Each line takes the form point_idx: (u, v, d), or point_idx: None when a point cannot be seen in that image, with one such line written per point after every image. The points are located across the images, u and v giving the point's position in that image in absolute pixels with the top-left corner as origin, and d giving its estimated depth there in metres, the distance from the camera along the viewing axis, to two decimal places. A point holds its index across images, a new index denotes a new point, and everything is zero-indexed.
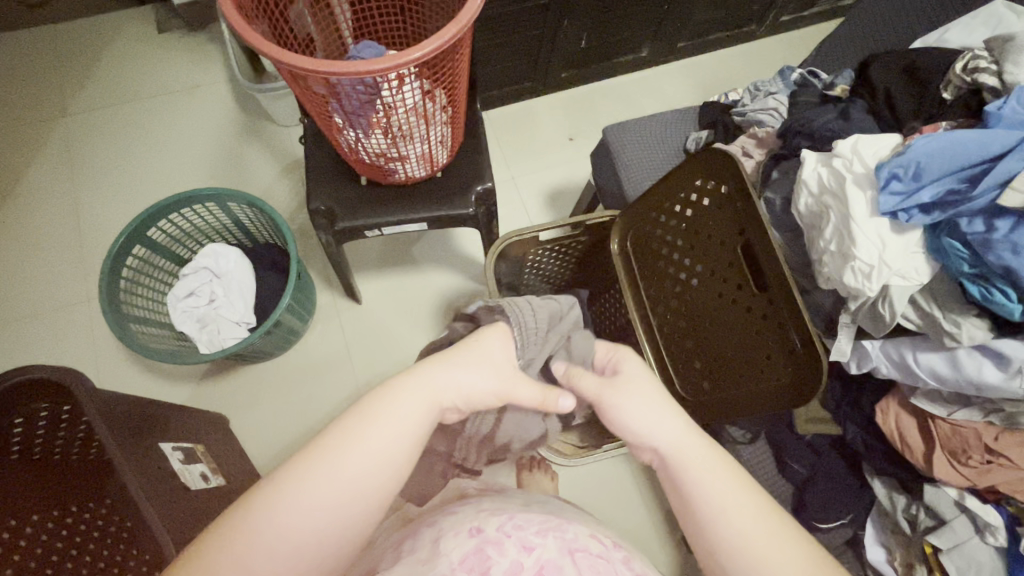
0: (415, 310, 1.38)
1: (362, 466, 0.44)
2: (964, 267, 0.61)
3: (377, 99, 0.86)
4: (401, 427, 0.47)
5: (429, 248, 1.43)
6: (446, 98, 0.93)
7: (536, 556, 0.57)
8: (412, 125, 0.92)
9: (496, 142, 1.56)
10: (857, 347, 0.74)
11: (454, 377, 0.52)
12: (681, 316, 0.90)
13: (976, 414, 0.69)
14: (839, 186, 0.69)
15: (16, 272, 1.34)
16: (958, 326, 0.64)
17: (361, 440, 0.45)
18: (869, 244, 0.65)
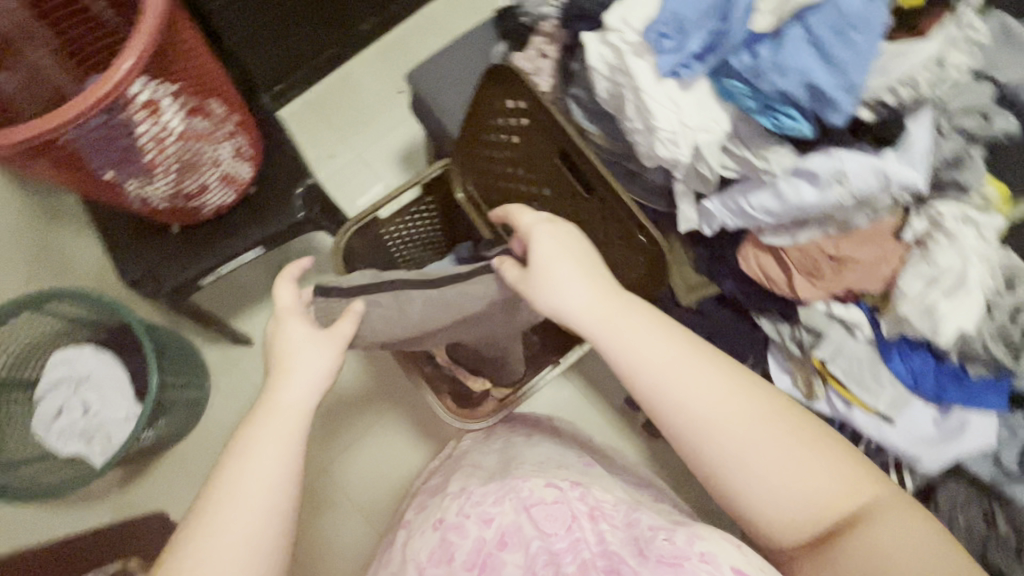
0: None
1: (274, 456, 0.54)
2: (749, 103, 0.60)
3: (129, 141, 0.75)
4: (275, 448, 0.55)
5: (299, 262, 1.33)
6: (209, 106, 0.83)
7: (495, 525, 0.57)
8: (188, 149, 0.82)
9: (326, 123, 1.44)
10: (701, 209, 0.75)
11: (296, 400, 0.58)
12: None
13: (817, 232, 0.71)
14: (622, 61, 0.65)
15: None
16: (769, 162, 0.64)
17: (268, 428, 0.56)
18: (663, 113, 0.63)
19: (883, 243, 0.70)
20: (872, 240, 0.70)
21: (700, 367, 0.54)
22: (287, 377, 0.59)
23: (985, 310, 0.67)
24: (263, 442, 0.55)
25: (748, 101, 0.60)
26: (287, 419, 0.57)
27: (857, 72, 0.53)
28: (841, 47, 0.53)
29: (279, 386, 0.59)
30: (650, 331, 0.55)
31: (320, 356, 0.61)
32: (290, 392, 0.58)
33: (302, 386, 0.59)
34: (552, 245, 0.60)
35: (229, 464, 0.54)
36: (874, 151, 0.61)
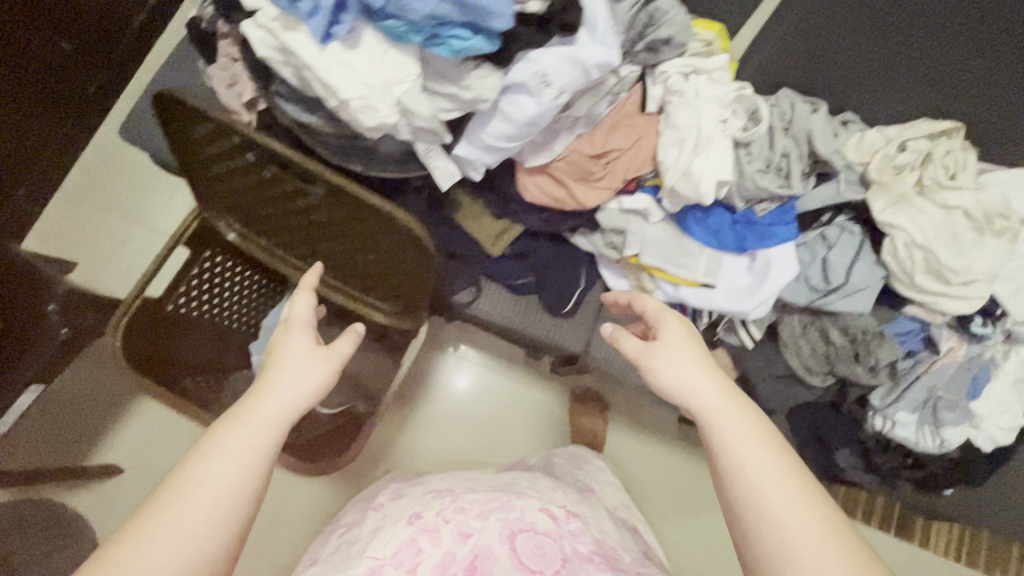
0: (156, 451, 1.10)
1: (234, 471, 0.41)
2: (415, 39, 0.54)
3: None
4: (252, 459, 0.42)
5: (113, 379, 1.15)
6: None
7: (471, 543, 0.55)
8: None
9: (65, 216, 1.04)
10: (457, 157, 0.70)
11: (276, 409, 0.46)
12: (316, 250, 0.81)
13: (569, 137, 0.67)
14: (280, 40, 0.57)
15: None
16: (473, 90, 0.58)
17: (240, 438, 0.43)
18: (342, 81, 0.57)
19: (633, 123, 0.68)
20: (620, 123, 0.67)
21: (781, 462, 0.43)
22: (273, 387, 0.48)
23: (738, 149, 0.67)
24: (232, 452, 0.41)
25: (413, 36, 0.54)
26: (265, 423, 0.45)
27: None
28: None
29: (264, 390, 0.48)
30: (762, 428, 0.46)
31: (301, 369, 0.50)
32: (267, 403, 0.46)
33: (284, 396, 0.47)
34: (678, 325, 0.55)
35: (192, 458, 0.41)
36: (563, 39, 0.57)
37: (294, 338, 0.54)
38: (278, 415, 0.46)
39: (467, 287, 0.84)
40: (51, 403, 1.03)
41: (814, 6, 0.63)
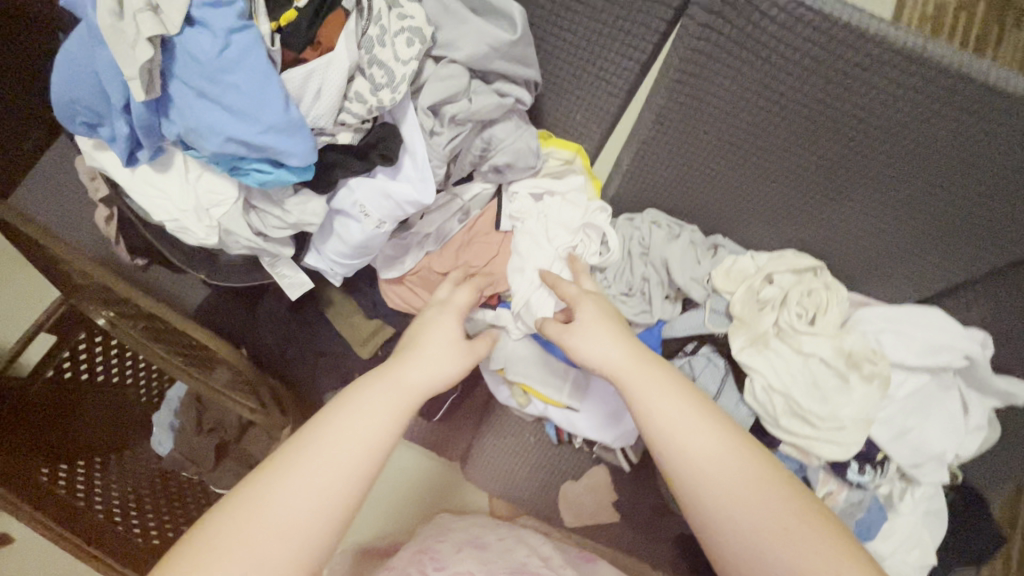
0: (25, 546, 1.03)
1: (328, 463, 0.42)
2: (220, 168, 0.51)
3: None
4: (366, 446, 0.43)
5: None
6: None
7: None
8: None
9: None
10: (308, 265, 0.67)
11: (418, 381, 0.48)
12: (172, 343, 0.81)
13: (420, 252, 0.65)
14: (93, 159, 0.55)
15: None
16: (297, 215, 0.56)
17: (347, 423, 0.44)
18: (157, 203, 0.55)
19: (487, 239, 0.65)
20: (472, 241, 0.64)
21: (736, 454, 0.44)
22: (411, 358, 0.50)
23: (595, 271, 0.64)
24: (334, 434, 0.43)
25: (216, 165, 0.51)
26: (396, 399, 0.47)
27: (263, 112, 0.45)
28: (231, 95, 0.44)
29: (399, 362, 0.49)
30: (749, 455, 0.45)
31: (440, 334, 0.53)
32: (404, 376, 0.48)
33: (421, 369, 0.49)
34: (597, 312, 0.53)
35: (304, 433, 0.43)
36: (386, 169, 0.54)
37: (435, 313, 0.56)
38: (407, 391, 0.48)
39: (339, 386, 0.81)
40: None
41: (660, 159, 0.59)
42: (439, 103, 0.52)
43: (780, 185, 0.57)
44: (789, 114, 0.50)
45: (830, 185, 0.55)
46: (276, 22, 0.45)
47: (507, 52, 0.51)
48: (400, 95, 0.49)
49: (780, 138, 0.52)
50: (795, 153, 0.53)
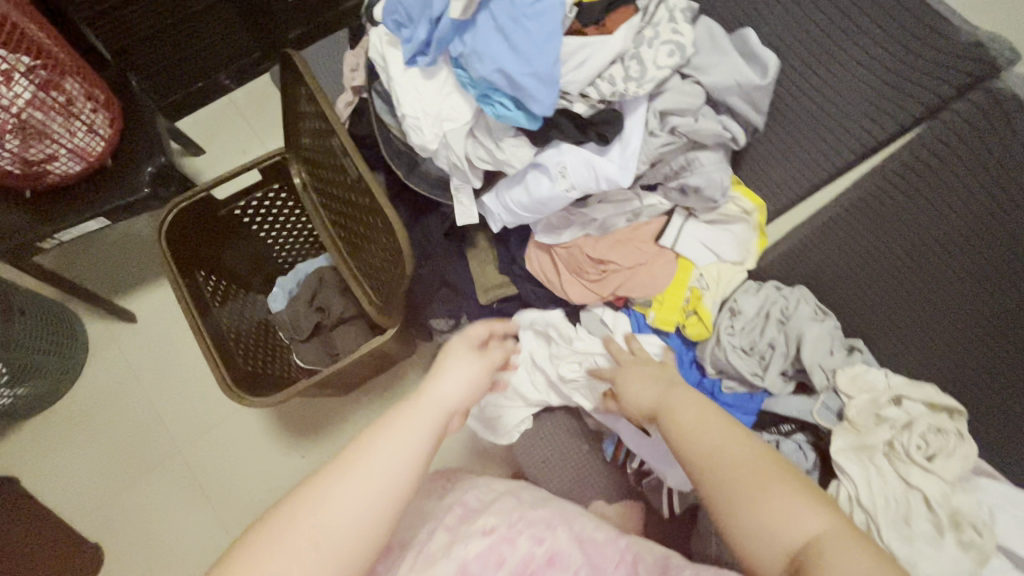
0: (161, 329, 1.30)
1: (358, 486, 0.43)
2: (473, 91, 0.61)
3: None
4: (393, 455, 0.45)
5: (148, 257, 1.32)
6: (71, 83, 0.93)
7: (546, 543, 0.56)
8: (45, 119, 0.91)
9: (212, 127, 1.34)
10: (483, 204, 0.76)
11: (444, 396, 0.51)
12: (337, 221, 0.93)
13: (579, 232, 0.71)
14: (382, 51, 0.68)
15: None
16: (506, 154, 0.64)
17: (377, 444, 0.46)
18: (409, 98, 0.66)
19: (643, 246, 0.69)
20: (630, 242, 0.69)
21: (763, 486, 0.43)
22: (437, 376, 0.53)
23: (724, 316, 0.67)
24: (367, 458, 0.45)
25: (470, 88, 0.61)
26: (427, 417, 0.49)
27: (538, 59, 0.54)
28: (521, 37, 0.54)
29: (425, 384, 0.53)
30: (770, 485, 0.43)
31: (462, 366, 0.55)
32: (427, 400, 0.51)
33: (453, 384, 0.53)
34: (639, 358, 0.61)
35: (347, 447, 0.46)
36: (597, 146, 0.61)
37: (456, 349, 0.58)
38: (430, 408, 0.50)
39: (446, 317, 0.88)
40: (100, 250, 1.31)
41: (832, 249, 0.63)
42: (668, 111, 0.58)
43: (939, 317, 0.58)
44: (981, 247, 0.52)
45: (992, 338, 0.55)
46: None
47: (749, 93, 0.57)
48: (643, 91, 0.57)
49: (960, 268, 0.54)
50: (964, 288, 0.54)
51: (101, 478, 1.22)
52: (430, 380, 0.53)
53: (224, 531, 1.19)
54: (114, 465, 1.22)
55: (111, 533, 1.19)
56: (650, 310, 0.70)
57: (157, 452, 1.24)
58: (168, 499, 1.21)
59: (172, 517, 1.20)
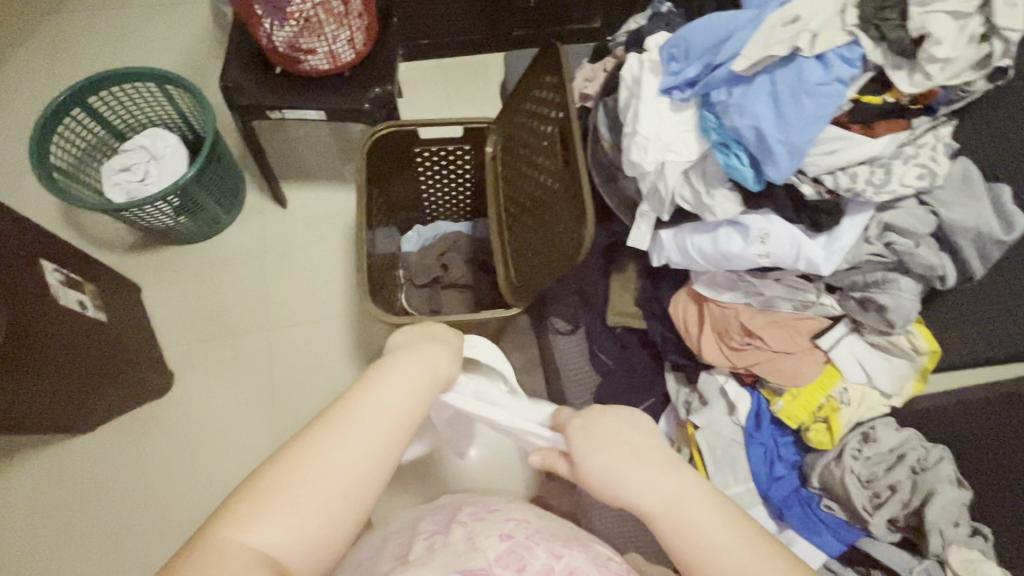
0: (306, 225, 1.45)
1: (326, 473, 0.47)
2: (714, 137, 0.66)
3: None
4: (356, 432, 0.50)
5: (326, 162, 1.50)
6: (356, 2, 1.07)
7: (565, 561, 0.56)
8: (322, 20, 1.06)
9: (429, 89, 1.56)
10: (656, 236, 0.80)
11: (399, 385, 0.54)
12: (513, 198, 1.00)
13: (739, 297, 0.73)
14: (640, 73, 0.75)
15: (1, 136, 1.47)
16: (713, 200, 0.68)
17: (351, 424, 0.50)
18: (648, 120, 0.71)
19: (797, 338, 0.70)
20: (786, 328, 0.70)
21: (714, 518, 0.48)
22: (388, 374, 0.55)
23: (857, 435, 0.67)
24: (317, 455, 0.48)
25: (714, 134, 0.66)
26: (380, 409, 0.52)
27: (799, 133, 0.58)
28: (794, 108, 0.58)
29: (371, 377, 0.55)
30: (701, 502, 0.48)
31: (416, 365, 0.57)
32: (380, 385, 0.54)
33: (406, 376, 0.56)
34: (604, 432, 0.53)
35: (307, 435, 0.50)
36: (806, 230, 0.64)
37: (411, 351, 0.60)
38: (402, 382, 0.55)
39: (567, 322, 0.92)
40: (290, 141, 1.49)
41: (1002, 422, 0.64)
42: (892, 227, 0.61)
43: None
44: None
45: None
46: (859, 96, 0.58)
47: (985, 243, 0.59)
48: (877, 199, 0.59)
49: None
50: None
51: (195, 319, 1.34)
52: (389, 364, 0.56)
53: (265, 432, 1.26)
54: (212, 317, 1.35)
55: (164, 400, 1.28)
56: (779, 398, 0.71)
57: (240, 335, 1.34)
58: (229, 382, 1.29)
59: (205, 387, 1.29)
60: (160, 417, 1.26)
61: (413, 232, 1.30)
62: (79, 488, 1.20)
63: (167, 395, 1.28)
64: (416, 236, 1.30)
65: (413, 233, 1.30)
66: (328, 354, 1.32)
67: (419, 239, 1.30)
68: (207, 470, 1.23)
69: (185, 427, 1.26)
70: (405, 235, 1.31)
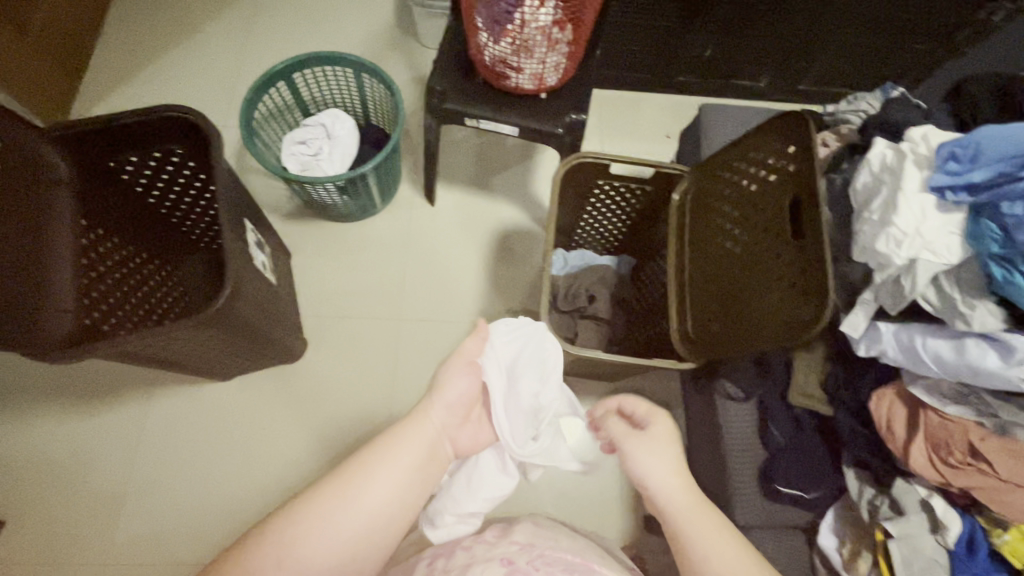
0: (450, 226, 1.49)
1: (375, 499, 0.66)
2: (991, 248, 0.65)
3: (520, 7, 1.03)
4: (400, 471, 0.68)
5: (480, 172, 1.55)
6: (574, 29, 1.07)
7: None
8: (538, 41, 1.08)
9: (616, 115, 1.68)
10: (872, 327, 0.77)
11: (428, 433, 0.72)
12: (701, 254, 0.99)
13: (969, 413, 0.70)
14: (898, 164, 0.74)
15: (192, 91, 1.60)
16: (973, 310, 0.66)
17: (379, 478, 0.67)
18: (909, 213, 0.69)
19: None
20: None
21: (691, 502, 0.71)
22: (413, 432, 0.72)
23: None
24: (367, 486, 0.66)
25: (993, 246, 0.65)
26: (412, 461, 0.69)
27: None
28: None
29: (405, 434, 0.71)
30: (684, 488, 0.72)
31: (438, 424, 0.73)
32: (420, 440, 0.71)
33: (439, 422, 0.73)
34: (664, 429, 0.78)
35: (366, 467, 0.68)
36: None
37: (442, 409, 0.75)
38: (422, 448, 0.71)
39: (741, 389, 0.90)
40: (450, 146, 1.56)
41: None
42: None
43: None
44: None
45: None
46: None
47: None
48: None
49: None
50: None
51: (328, 296, 1.39)
52: (403, 426, 0.72)
53: (323, 434, 1.27)
54: (347, 298, 1.40)
55: (236, 382, 1.30)
56: (1003, 531, 0.72)
57: (344, 331, 1.36)
58: (311, 377, 1.32)
59: (251, 389, 1.29)
60: (218, 402, 1.28)
61: (564, 258, 1.28)
62: (124, 461, 1.23)
63: (248, 377, 1.30)
64: (566, 263, 1.28)
65: (562, 258, 1.28)
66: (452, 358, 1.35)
67: (568, 269, 1.27)
68: (258, 463, 1.24)
69: (243, 416, 1.27)
70: (556, 262, 1.28)
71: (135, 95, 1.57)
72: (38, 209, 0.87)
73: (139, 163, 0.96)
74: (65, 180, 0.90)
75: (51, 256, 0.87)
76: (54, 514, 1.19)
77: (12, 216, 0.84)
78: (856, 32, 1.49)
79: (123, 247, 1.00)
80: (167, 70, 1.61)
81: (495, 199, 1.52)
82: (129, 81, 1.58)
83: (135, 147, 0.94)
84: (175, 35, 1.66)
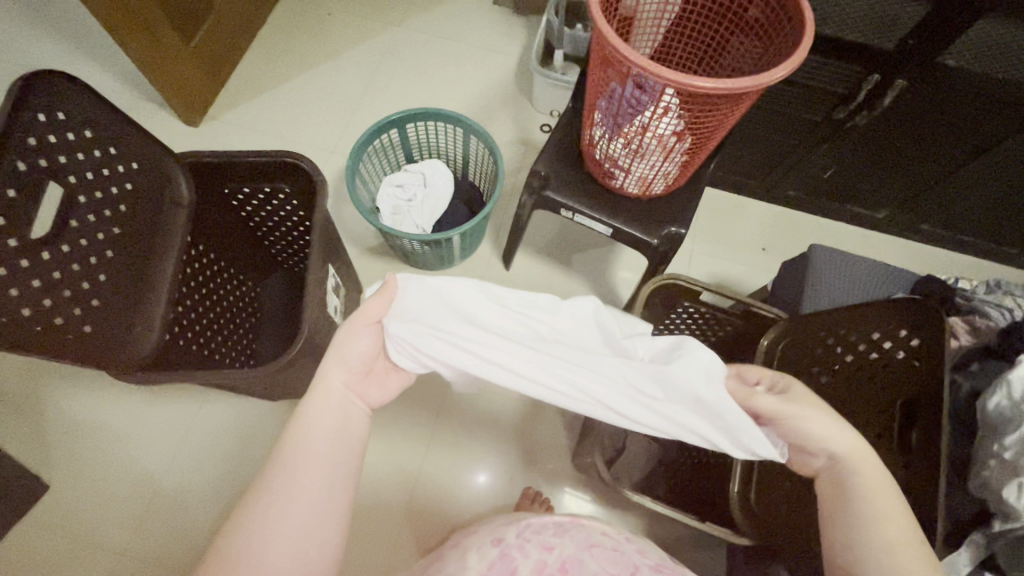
0: None
1: (301, 480, 0.58)
2: None
3: (640, 116, 0.97)
4: (321, 433, 0.62)
5: (563, 247, 1.52)
6: (693, 145, 1.01)
7: (557, 553, 0.78)
8: (652, 151, 1.02)
9: (718, 221, 1.61)
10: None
11: (349, 364, 0.66)
12: None
13: None
14: None
15: (313, 114, 1.70)
16: None
17: (304, 447, 0.60)
18: None
19: None
20: None
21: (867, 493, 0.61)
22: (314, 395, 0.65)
23: None
24: (301, 455, 0.60)
25: None
26: (327, 418, 0.63)
27: None
28: None
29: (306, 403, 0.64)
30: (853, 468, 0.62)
31: (341, 375, 0.66)
32: (333, 389, 0.65)
33: (356, 356, 0.67)
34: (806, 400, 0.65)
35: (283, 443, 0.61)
36: None
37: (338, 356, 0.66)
38: (330, 402, 0.65)
39: None
40: (540, 215, 1.56)
41: None
42: None
43: None
44: None
45: None
46: None
47: None
48: None
49: None
50: None
51: None
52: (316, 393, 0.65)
53: None
54: None
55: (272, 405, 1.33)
56: None
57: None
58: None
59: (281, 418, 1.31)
60: (251, 419, 1.31)
61: None
62: (154, 451, 1.28)
63: (286, 403, 1.33)
64: None
65: None
66: (491, 433, 1.32)
67: None
68: None
69: (268, 437, 1.29)
70: None
71: (261, 109, 1.69)
72: (155, 226, 0.89)
73: (249, 195, 1.04)
74: (184, 200, 0.93)
75: (159, 260, 0.88)
76: (80, 484, 1.25)
77: (137, 220, 0.86)
78: (1002, 188, 1.35)
79: (215, 267, 1.08)
80: (294, 90, 1.73)
81: (571, 279, 1.49)
82: (261, 95, 1.71)
83: (250, 182, 1.01)
84: (309, 59, 1.78)
